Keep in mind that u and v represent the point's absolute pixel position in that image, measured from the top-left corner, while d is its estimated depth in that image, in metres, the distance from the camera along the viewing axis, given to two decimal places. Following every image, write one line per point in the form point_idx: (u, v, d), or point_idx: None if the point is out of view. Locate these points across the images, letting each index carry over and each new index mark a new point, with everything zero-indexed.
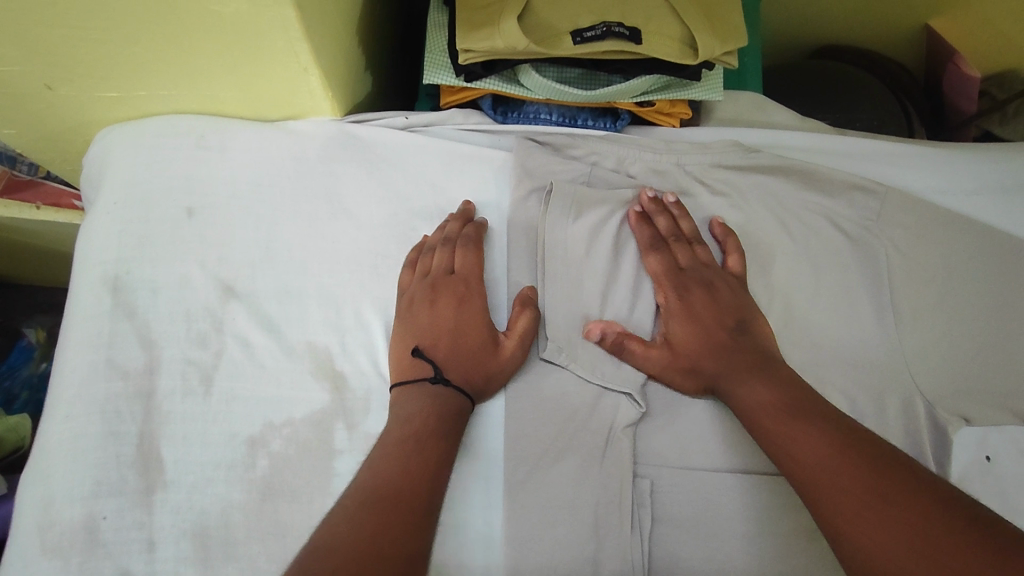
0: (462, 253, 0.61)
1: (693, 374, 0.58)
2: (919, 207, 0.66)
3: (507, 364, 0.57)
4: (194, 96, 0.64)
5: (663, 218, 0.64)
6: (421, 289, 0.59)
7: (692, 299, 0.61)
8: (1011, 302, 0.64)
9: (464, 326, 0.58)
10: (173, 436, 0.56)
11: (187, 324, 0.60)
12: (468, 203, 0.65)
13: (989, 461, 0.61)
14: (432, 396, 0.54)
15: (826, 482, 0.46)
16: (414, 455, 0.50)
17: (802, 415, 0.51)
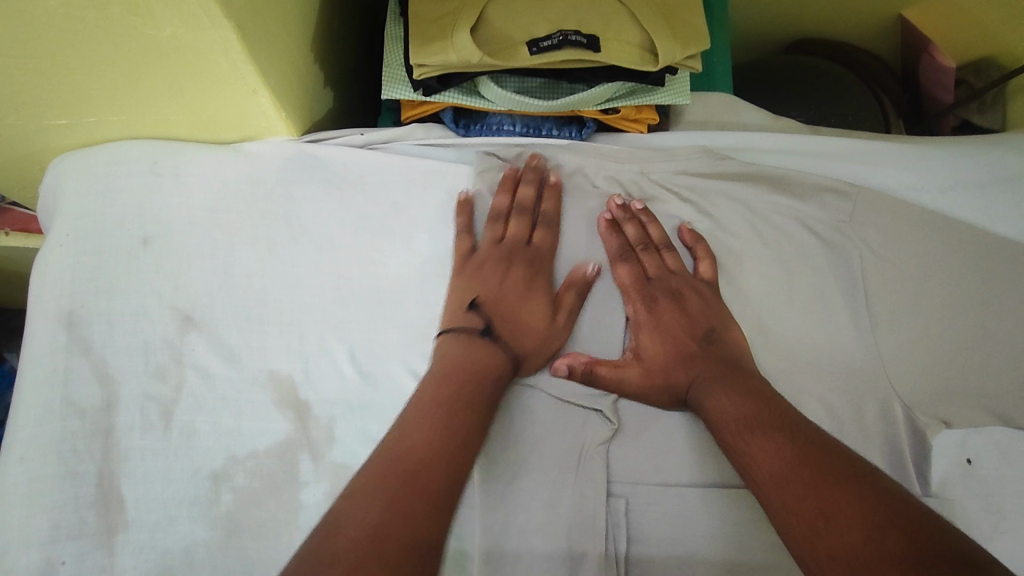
0: (544, 229, 0.63)
1: (663, 387, 0.57)
2: (892, 206, 0.64)
3: (553, 331, 0.59)
4: (145, 121, 0.62)
5: (531, 188, 0.63)
6: (492, 259, 0.61)
7: (660, 308, 0.60)
8: (989, 298, 0.62)
9: (536, 291, 0.60)
10: (133, 474, 0.55)
11: (145, 356, 0.58)
12: (537, 156, 0.65)
13: (970, 464, 0.59)
14: (482, 347, 0.56)
15: (782, 494, 0.46)
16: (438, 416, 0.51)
17: (764, 425, 0.50)
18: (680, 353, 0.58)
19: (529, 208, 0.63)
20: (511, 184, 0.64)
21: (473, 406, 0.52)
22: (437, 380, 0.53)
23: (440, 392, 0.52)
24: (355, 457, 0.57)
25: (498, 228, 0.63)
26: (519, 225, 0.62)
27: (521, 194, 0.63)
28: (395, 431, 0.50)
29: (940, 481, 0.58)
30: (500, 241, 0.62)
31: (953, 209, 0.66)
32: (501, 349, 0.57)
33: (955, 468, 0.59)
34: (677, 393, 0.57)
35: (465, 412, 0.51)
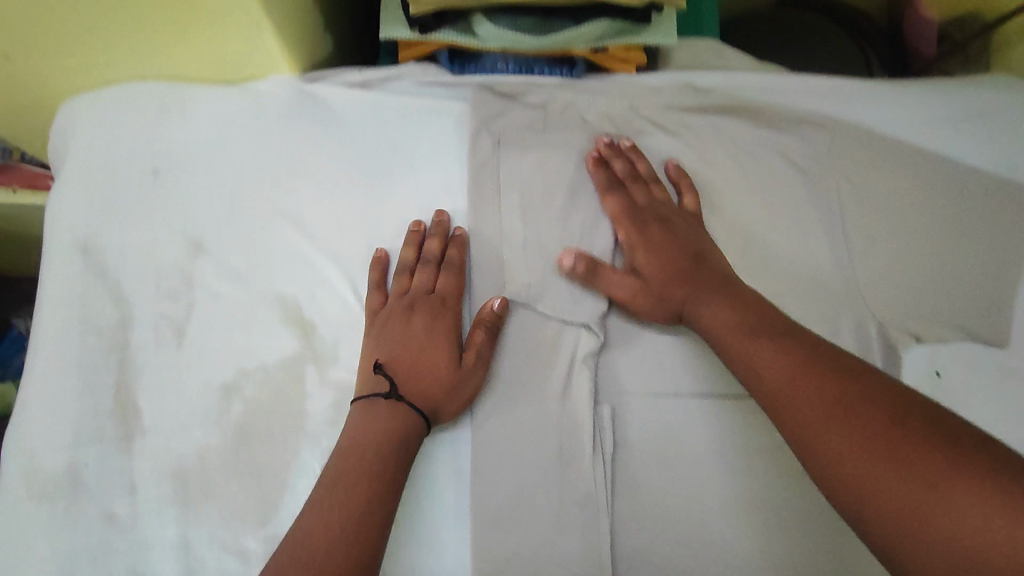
0: (445, 273, 0.60)
1: (661, 301, 0.59)
2: (866, 138, 0.67)
3: (462, 377, 0.56)
4: (153, 61, 0.65)
5: (436, 242, 0.61)
6: (396, 312, 0.59)
7: (652, 232, 0.62)
8: (958, 223, 0.65)
9: (439, 335, 0.57)
10: (148, 387, 0.59)
11: (156, 280, 0.61)
12: (442, 212, 0.63)
13: (937, 376, 0.62)
14: (387, 410, 0.54)
15: (784, 395, 0.48)
16: (345, 490, 0.49)
17: (762, 335, 0.52)
18: (675, 268, 0.60)
19: (433, 259, 0.61)
20: (418, 238, 0.62)
21: (379, 477, 0.50)
22: (339, 457, 0.52)
23: (344, 465, 0.51)
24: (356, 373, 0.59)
25: (404, 280, 0.60)
26: (424, 275, 0.60)
27: (425, 247, 0.61)
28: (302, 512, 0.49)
29: None
30: (406, 293, 0.60)
31: (932, 140, 0.69)
32: (406, 406, 0.54)
33: (925, 379, 0.62)
34: (676, 307, 0.59)
35: (374, 485, 0.50)
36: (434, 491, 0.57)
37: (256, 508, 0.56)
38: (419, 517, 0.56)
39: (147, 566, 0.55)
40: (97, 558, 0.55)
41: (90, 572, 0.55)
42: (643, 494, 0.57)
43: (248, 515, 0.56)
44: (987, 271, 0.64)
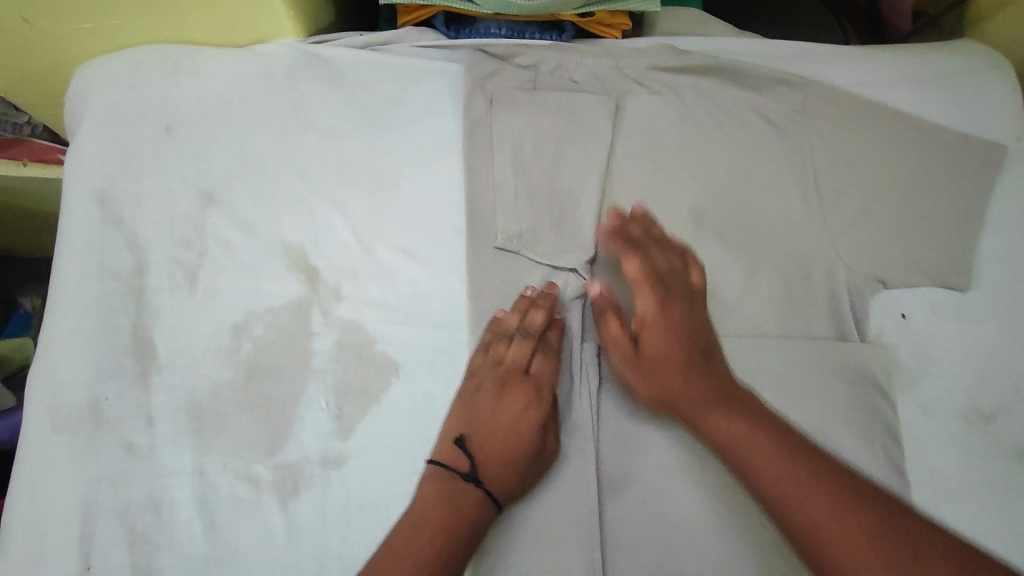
0: (540, 359, 0.63)
1: (661, 391, 0.58)
2: (842, 97, 0.70)
3: (536, 468, 0.59)
4: (165, 25, 0.69)
5: (541, 315, 0.62)
6: (488, 383, 0.62)
7: (672, 313, 0.60)
8: (927, 177, 0.68)
9: (524, 426, 0.60)
10: (163, 327, 0.62)
11: (170, 229, 0.65)
12: (552, 287, 0.64)
13: (903, 318, 0.66)
14: (464, 491, 0.57)
15: (810, 520, 0.49)
16: (415, 560, 0.52)
17: (782, 447, 0.52)
18: (683, 358, 0.58)
19: (534, 334, 0.62)
20: (525, 306, 0.63)
21: (447, 555, 0.53)
22: (411, 522, 0.55)
23: (414, 534, 0.54)
24: (360, 313, 0.64)
25: (501, 349, 0.62)
26: (521, 350, 0.62)
27: (529, 318, 0.62)
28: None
29: (877, 331, 0.66)
30: (500, 364, 0.62)
31: (900, 100, 0.73)
32: (479, 489, 0.57)
33: (890, 321, 0.66)
34: (673, 403, 0.58)
35: (440, 560, 0.53)
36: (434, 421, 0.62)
37: (266, 438, 0.61)
38: (421, 443, 0.61)
39: (163, 492, 0.59)
40: (118, 484, 0.59)
41: (111, 497, 0.59)
42: (624, 420, 0.63)
43: (258, 445, 0.60)
44: (953, 221, 0.68)
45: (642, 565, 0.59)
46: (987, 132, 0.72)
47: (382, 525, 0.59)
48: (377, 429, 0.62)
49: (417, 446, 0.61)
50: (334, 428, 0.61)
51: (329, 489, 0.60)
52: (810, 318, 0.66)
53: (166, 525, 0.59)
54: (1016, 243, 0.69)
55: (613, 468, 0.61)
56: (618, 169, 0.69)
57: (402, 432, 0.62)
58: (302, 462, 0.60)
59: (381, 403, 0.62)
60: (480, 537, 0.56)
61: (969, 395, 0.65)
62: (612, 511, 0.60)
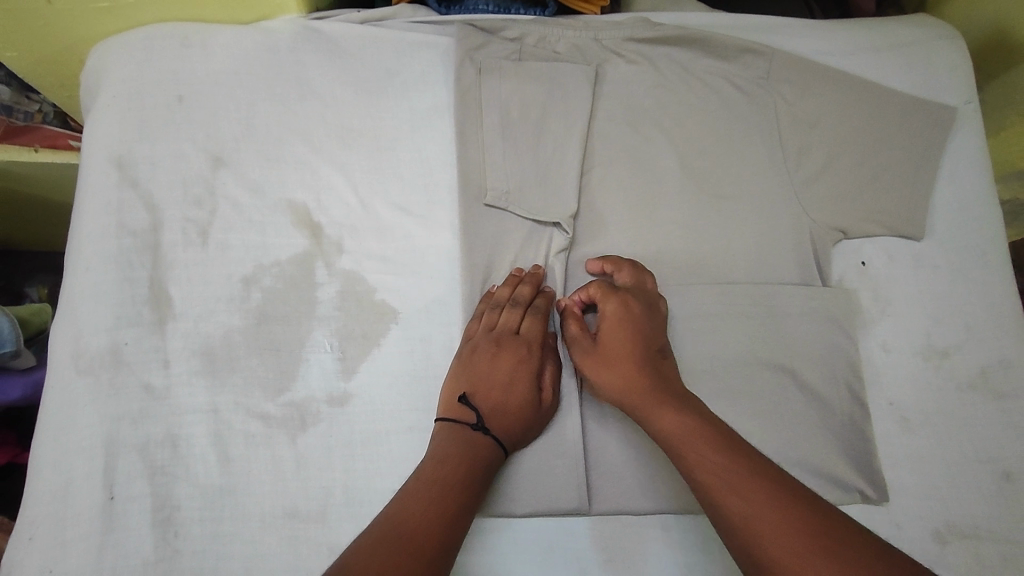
0: (531, 321, 0.67)
1: (615, 384, 0.61)
2: (802, 63, 0.76)
3: (537, 413, 0.64)
4: (177, 4, 0.74)
5: (527, 288, 0.67)
6: (483, 346, 0.65)
7: (634, 312, 0.64)
8: (882, 135, 0.74)
9: (521, 380, 0.64)
10: (179, 279, 0.67)
11: (184, 189, 0.70)
12: (538, 267, 0.69)
13: (863, 265, 0.72)
14: (473, 438, 0.61)
15: (740, 503, 0.50)
16: (440, 487, 0.56)
17: (716, 442, 0.54)
18: (637, 359, 0.62)
19: (523, 303, 0.67)
20: (513, 282, 0.68)
21: (470, 483, 0.57)
22: (435, 459, 0.59)
23: (437, 468, 0.57)
24: (361, 264, 0.69)
25: (494, 316, 0.67)
26: (511, 316, 0.66)
27: (518, 291, 0.67)
28: (392, 502, 0.55)
29: (839, 276, 0.72)
30: (493, 329, 0.66)
31: (857, 68, 0.79)
32: (490, 436, 0.61)
33: (851, 268, 0.72)
34: (625, 396, 0.60)
35: (463, 489, 0.57)
36: (431, 364, 0.67)
37: (275, 379, 0.65)
38: (420, 384, 0.66)
39: (180, 429, 0.64)
40: (137, 422, 0.63)
41: (130, 433, 0.63)
42: None
43: (267, 385, 0.65)
44: (906, 175, 0.73)
45: (623, 492, 0.64)
46: (938, 97, 0.78)
47: (383, 456, 0.64)
48: (377, 370, 0.66)
49: (416, 386, 0.66)
50: (337, 369, 0.66)
51: (333, 424, 0.65)
52: (778, 265, 0.71)
53: (183, 459, 0.63)
54: (966, 196, 0.75)
55: (594, 405, 0.67)
56: (599, 131, 0.75)
57: (401, 373, 0.66)
58: (309, 400, 0.65)
59: (381, 346, 0.67)
60: (492, 472, 0.60)
61: (925, 334, 0.70)
62: (596, 444, 0.65)
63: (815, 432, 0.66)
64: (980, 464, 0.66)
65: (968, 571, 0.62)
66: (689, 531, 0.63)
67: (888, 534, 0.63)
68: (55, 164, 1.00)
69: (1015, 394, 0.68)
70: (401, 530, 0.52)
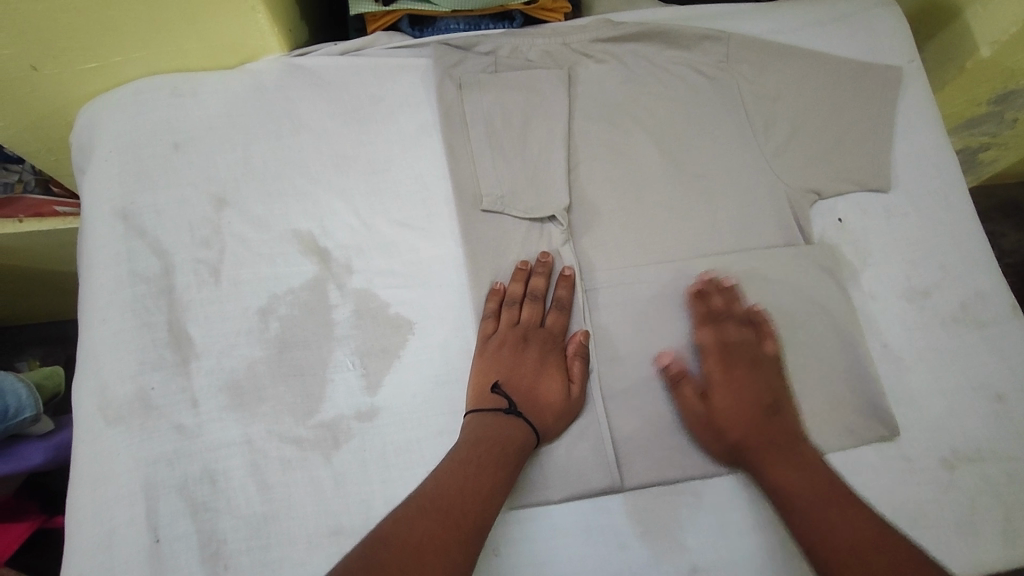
0: (554, 313, 0.70)
1: (727, 446, 0.66)
2: (756, 44, 0.81)
3: (565, 397, 0.66)
4: (162, 56, 0.77)
5: (542, 280, 0.71)
6: (509, 340, 0.68)
7: (735, 377, 0.69)
8: (840, 101, 0.80)
9: (549, 369, 0.68)
10: (196, 318, 0.69)
11: (191, 232, 0.72)
12: (547, 254, 0.72)
13: (839, 222, 0.76)
14: (508, 421, 0.64)
15: (835, 545, 0.56)
16: (476, 467, 0.59)
17: (826, 496, 0.60)
18: (751, 416, 0.66)
19: (540, 296, 0.70)
20: (524, 276, 0.71)
21: (506, 462, 0.61)
22: (472, 441, 0.62)
23: (476, 452, 0.61)
24: (372, 282, 0.71)
25: (514, 312, 0.70)
26: (532, 310, 0.70)
27: (533, 283, 0.71)
28: (426, 480, 0.59)
29: (820, 234, 0.76)
30: (516, 324, 0.69)
31: (808, 41, 0.84)
32: (522, 420, 0.64)
33: (829, 226, 0.76)
34: (740, 450, 0.65)
35: (497, 469, 0.60)
36: (453, 368, 0.69)
37: (301, 403, 0.67)
38: (446, 387, 0.68)
39: (217, 463, 0.64)
40: (173, 462, 0.64)
41: (168, 474, 0.63)
42: (615, 342, 0.71)
43: (296, 409, 0.67)
44: (867, 135, 0.79)
45: (653, 464, 0.66)
46: (884, 59, 0.84)
47: (418, 462, 0.66)
48: (400, 381, 0.68)
49: (440, 390, 0.68)
50: (362, 384, 0.68)
51: (365, 438, 0.66)
52: (761, 231, 0.75)
53: (223, 492, 0.64)
54: (924, 147, 0.80)
55: (614, 385, 0.69)
56: (579, 129, 0.79)
57: (428, 378, 0.68)
58: (339, 418, 0.67)
59: (401, 357, 0.69)
60: (524, 453, 0.63)
61: (906, 278, 0.75)
62: (620, 423, 0.68)
63: (817, 384, 0.70)
64: (975, 391, 0.70)
65: (979, 491, 0.66)
66: (717, 493, 0.66)
67: (904, 467, 0.67)
68: (41, 232, 1.01)
69: (995, 321, 0.73)
70: (438, 506, 0.56)
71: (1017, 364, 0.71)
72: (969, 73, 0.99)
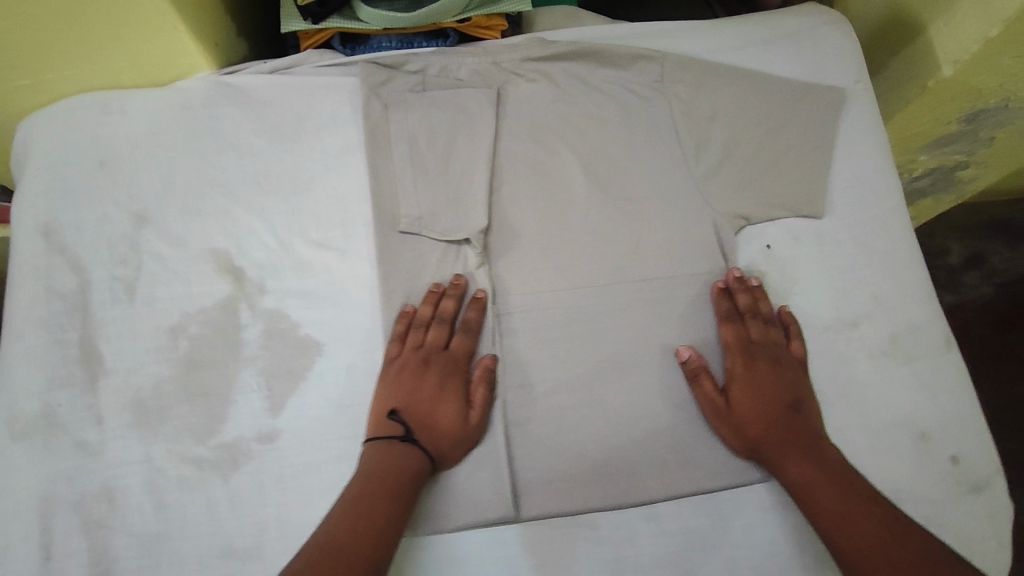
0: (459, 337, 0.69)
1: (747, 441, 0.65)
2: (692, 64, 0.79)
3: (462, 425, 0.65)
4: (94, 72, 0.77)
5: (452, 302, 0.70)
6: (410, 363, 0.67)
7: (758, 373, 0.67)
8: (777, 125, 0.77)
9: (449, 395, 0.66)
10: (108, 336, 0.69)
11: (109, 249, 0.72)
12: (459, 276, 0.71)
13: (768, 249, 0.74)
14: (403, 449, 0.63)
15: (858, 547, 0.55)
16: (367, 504, 0.58)
17: (849, 494, 0.58)
18: (771, 416, 0.65)
19: (448, 319, 0.69)
20: (434, 299, 0.70)
21: (401, 495, 0.59)
22: (364, 476, 0.61)
23: (368, 487, 0.59)
24: (283, 302, 0.71)
25: (420, 335, 0.69)
26: (438, 334, 0.69)
27: (442, 306, 0.69)
28: (320, 527, 0.57)
29: (746, 262, 0.74)
30: (420, 347, 0.68)
31: (749, 60, 0.81)
32: (418, 448, 0.63)
33: (757, 254, 0.74)
34: (758, 447, 0.65)
35: (390, 504, 0.58)
36: (359, 392, 0.68)
37: (205, 423, 0.67)
38: (349, 412, 0.68)
39: (115, 481, 0.65)
40: (73, 480, 0.64)
41: (67, 491, 0.64)
42: (526, 370, 0.69)
43: (197, 429, 0.67)
44: (803, 160, 0.76)
45: (551, 494, 0.65)
46: (827, 79, 0.81)
47: (316, 486, 0.65)
48: (304, 404, 0.68)
49: (342, 415, 0.68)
50: (265, 406, 0.68)
51: (264, 460, 0.66)
52: (684, 258, 0.73)
53: (118, 511, 0.64)
54: (864, 173, 0.77)
55: (521, 413, 0.68)
56: (505, 150, 0.77)
57: (332, 401, 0.68)
58: (239, 439, 0.67)
59: (307, 379, 0.69)
60: (420, 482, 0.62)
61: (835, 311, 0.72)
62: (521, 453, 0.67)
63: None
64: (898, 432, 0.67)
65: None
66: (616, 529, 0.65)
67: None
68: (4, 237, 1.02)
69: (924, 356, 0.70)
70: (329, 551, 0.54)
71: (945, 402, 0.68)
72: (931, 92, 0.96)
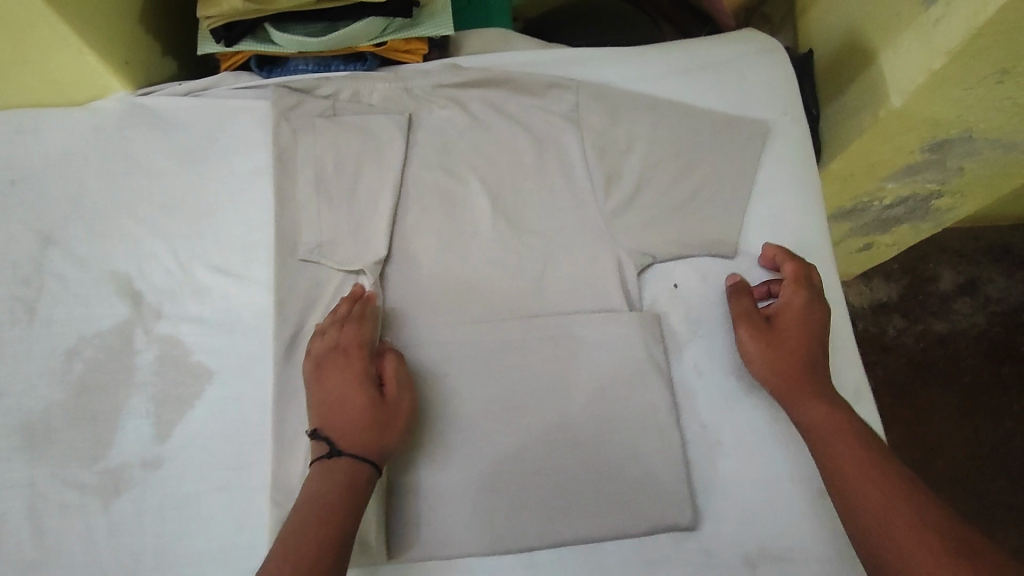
0: (348, 329, 0.66)
1: (778, 369, 0.65)
2: (607, 94, 0.77)
3: (383, 410, 0.62)
4: (8, 92, 0.77)
5: (346, 304, 0.68)
6: (312, 374, 0.65)
7: (812, 311, 0.67)
8: (693, 159, 0.74)
9: (353, 383, 0.63)
10: (4, 357, 0.70)
11: (13, 270, 0.73)
12: (359, 286, 0.70)
13: (675, 288, 0.72)
14: (333, 468, 0.60)
15: (868, 499, 0.57)
16: (300, 538, 0.56)
17: (861, 446, 0.60)
18: (808, 354, 0.66)
19: (344, 317, 0.67)
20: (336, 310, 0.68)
21: (333, 520, 0.57)
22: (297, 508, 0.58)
23: (300, 519, 0.57)
24: (179, 328, 0.71)
25: (319, 342, 0.66)
26: (336, 332, 0.66)
27: (336, 311, 0.67)
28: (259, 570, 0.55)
29: (651, 300, 0.72)
30: (315, 354, 0.65)
31: (671, 90, 0.79)
32: (346, 458, 0.60)
33: (663, 293, 0.72)
34: (782, 380, 0.65)
35: (324, 534, 0.56)
36: (246, 422, 0.68)
37: (90, 449, 0.67)
38: (233, 442, 0.67)
39: None
40: None
41: None
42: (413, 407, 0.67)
43: (83, 455, 0.67)
44: (717, 197, 0.73)
45: (431, 538, 0.64)
46: (751, 111, 0.78)
47: (194, 518, 0.65)
48: (190, 433, 0.67)
49: (225, 445, 0.67)
50: (152, 434, 0.68)
51: (145, 489, 0.66)
52: (588, 295, 0.71)
53: None
54: (783, 211, 0.74)
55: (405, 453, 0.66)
56: (414, 177, 0.76)
57: (217, 430, 0.67)
58: (123, 466, 0.66)
59: (196, 407, 0.68)
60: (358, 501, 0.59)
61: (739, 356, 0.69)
62: (400, 493, 0.65)
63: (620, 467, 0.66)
64: None
65: None
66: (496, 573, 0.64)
67: (700, 563, 0.64)
68: None
69: None
70: None
71: None
72: (882, 124, 0.90)
